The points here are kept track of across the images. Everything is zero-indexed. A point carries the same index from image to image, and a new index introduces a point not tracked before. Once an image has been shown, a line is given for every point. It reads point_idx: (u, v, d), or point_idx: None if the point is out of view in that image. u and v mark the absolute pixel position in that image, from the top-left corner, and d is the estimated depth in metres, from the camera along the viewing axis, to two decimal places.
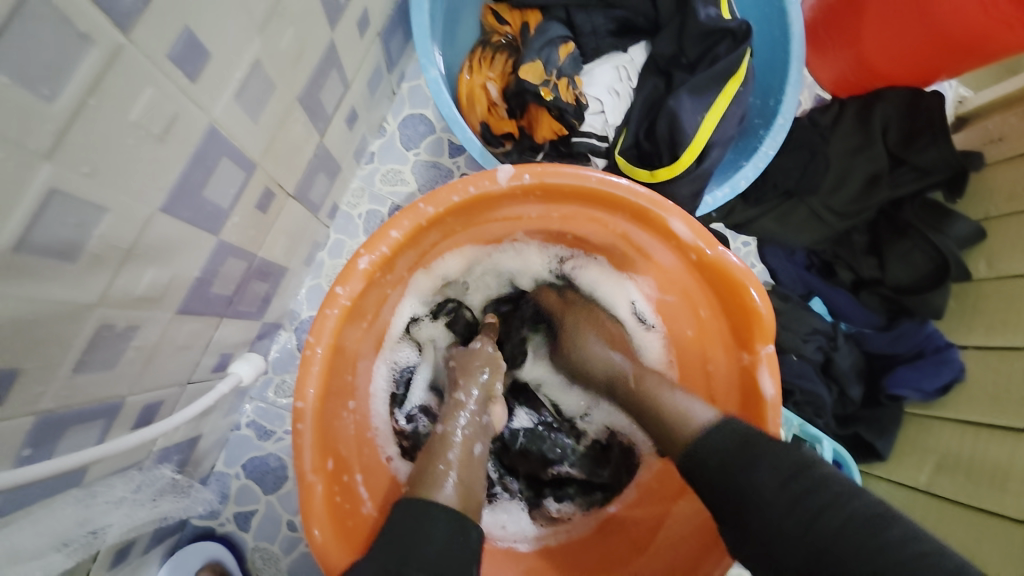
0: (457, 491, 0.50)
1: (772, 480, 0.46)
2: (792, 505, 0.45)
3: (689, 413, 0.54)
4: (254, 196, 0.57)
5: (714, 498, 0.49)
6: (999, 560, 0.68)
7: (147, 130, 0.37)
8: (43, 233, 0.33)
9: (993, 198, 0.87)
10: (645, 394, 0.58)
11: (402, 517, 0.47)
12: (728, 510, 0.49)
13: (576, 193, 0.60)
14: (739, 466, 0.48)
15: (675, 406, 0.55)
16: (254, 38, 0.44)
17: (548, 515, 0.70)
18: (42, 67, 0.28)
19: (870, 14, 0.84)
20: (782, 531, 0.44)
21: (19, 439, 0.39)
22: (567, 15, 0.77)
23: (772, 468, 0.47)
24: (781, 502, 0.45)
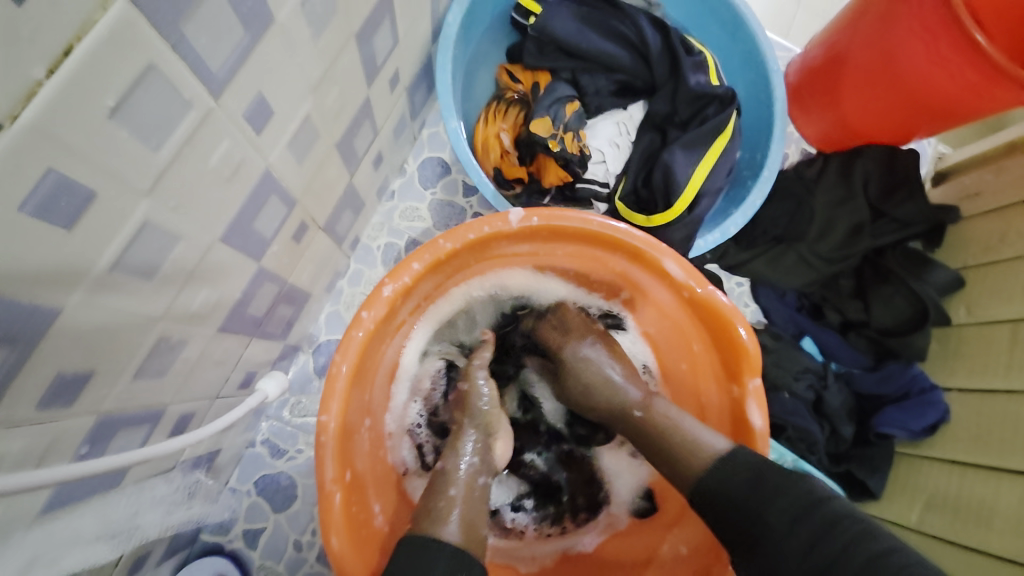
0: (461, 530, 0.53)
1: (780, 519, 0.50)
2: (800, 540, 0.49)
3: (702, 439, 0.59)
4: (292, 229, 0.64)
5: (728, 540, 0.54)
6: None
7: (220, 173, 0.44)
8: (133, 257, 0.39)
9: (969, 248, 0.94)
10: (662, 421, 0.62)
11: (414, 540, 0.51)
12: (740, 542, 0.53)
13: (580, 234, 0.67)
14: (751, 499, 0.52)
15: (689, 430, 0.60)
16: (308, 97, 0.52)
17: (502, 524, 0.74)
18: (155, 125, 0.36)
19: (848, 78, 0.93)
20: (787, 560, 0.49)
21: (79, 437, 0.44)
22: (573, 76, 0.85)
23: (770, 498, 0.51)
24: (791, 535, 0.49)
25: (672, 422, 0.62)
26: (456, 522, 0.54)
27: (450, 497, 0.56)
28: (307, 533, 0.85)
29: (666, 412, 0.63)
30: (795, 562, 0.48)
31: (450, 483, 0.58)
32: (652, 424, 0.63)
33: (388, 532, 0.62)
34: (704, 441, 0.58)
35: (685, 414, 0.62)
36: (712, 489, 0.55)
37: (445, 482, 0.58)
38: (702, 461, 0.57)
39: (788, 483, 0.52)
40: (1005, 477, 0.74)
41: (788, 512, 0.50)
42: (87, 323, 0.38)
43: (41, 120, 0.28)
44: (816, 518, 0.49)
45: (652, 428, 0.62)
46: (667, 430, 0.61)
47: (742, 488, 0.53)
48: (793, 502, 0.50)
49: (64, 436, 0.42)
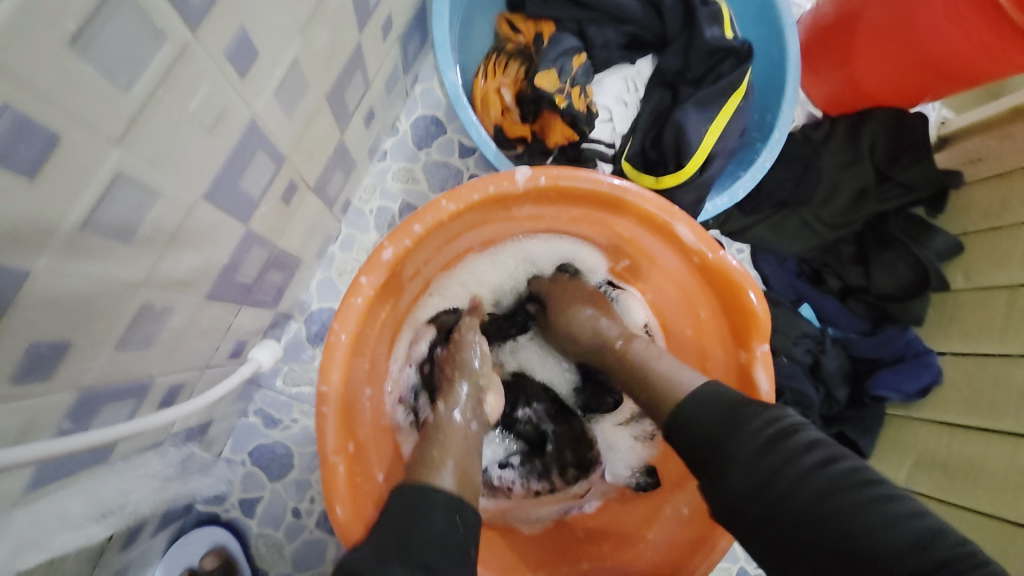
0: (455, 478, 0.53)
1: (749, 447, 0.49)
2: (766, 470, 0.47)
3: (675, 376, 0.58)
4: (281, 188, 0.59)
5: (693, 460, 0.53)
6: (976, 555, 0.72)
7: (201, 121, 0.39)
8: (106, 214, 0.35)
9: (970, 214, 0.93)
10: (635, 359, 0.62)
11: (410, 487, 0.51)
12: (708, 470, 0.52)
13: (588, 196, 0.63)
14: (720, 433, 0.51)
15: (664, 370, 0.59)
16: (296, 39, 0.47)
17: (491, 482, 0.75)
18: (124, 60, 0.31)
19: (862, 35, 0.89)
20: (756, 495, 0.48)
21: (60, 411, 0.41)
22: (579, 28, 0.80)
23: (733, 422, 0.51)
24: (757, 466, 0.48)
25: (647, 359, 0.61)
26: (451, 468, 0.54)
27: (442, 456, 0.55)
28: (305, 501, 0.84)
29: (638, 352, 0.63)
30: (751, 477, 0.48)
31: (448, 437, 0.58)
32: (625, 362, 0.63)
33: None
34: (676, 380, 0.57)
35: (659, 357, 0.61)
36: (681, 422, 0.54)
37: (437, 434, 0.58)
38: (667, 405, 0.56)
39: (746, 408, 0.52)
40: (993, 435, 0.76)
41: (753, 443, 0.49)
42: (58, 289, 0.34)
43: None
44: (785, 448, 0.47)
45: (626, 363, 0.63)
46: (639, 366, 0.61)
47: (709, 422, 0.52)
48: (758, 435, 0.49)
49: (42, 412, 0.39)
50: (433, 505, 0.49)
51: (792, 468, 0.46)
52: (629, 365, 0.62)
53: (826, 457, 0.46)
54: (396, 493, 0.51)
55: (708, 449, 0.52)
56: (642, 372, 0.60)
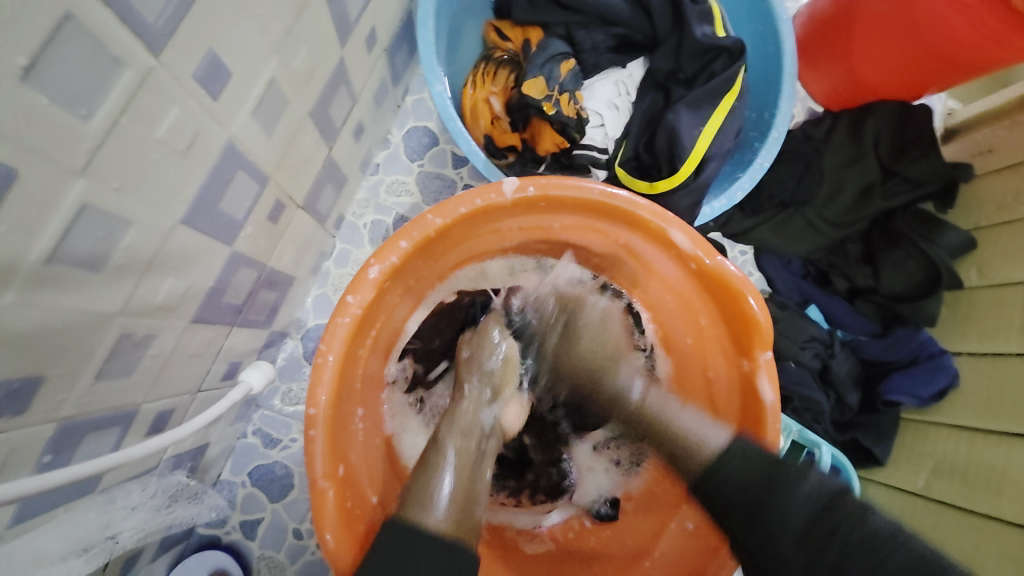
0: (450, 513, 0.51)
1: (799, 518, 0.47)
2: (818, 542, 0.47)
3: (701, 436, 0.55)
4: (266, 208, 0.58)
5: (732, 522, 0.51)
6: (998, 569, 0.69)
7: (172, 147, 0.38)
8: (72, 245, 0.34)
9: (982, 208, 0.90)
10: (655, 411, 0.59)
11: (400, 523, 0.48)
12: (744, 532, 0.50)
13: (579, 205, 0.62)
14: (762, 501, 0.49)
15: (686, 426, 0.56)
16: (271, 57, 0.46)
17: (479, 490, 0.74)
18: (80, 89, 0.30)
19: (861, 27, 0.87)
20: (808, 567, 0.46)
21: (39, 446, 0.40)
22: (567, 32, 0.78)
23: (774, 481, 0.49)
24: (807, 537, 0.47)
25: (666, 412, 0.59)
26: (446, 503, 0.51)
27: (443, 474, 0.53)
28: (306, 522, 0.83)
29: (659, 404, 0.60)
30: (792, 544, 0.47)
31: (442, 451, 0.56)
32: (643, 416, 0.60)
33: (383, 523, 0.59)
34: (703, 440, 0.54)
35: (681, 408, 0.58)
36: (714, 478, 0.52)
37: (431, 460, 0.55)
38: (704, 454, 0.54)
39: (785, 466, 0.50)
40: (1017, 441, 0.72)
41: (805, 506, 0.48)
42: (26, 323, 0.34)
43: None
44: (837, 516, 0.47)
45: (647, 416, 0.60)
46: (662, 420, 0.58)
47: (747, 484, 0.50)
48: (809, 499, 0.48)
49: (19, 447, 0.38)
50: (430, 562, 0.46)
51: (850, 532, 0.46)
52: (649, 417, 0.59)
53: (882, 526, 0.46)
54: (388, 527, 0.48)
55: (757, 493, 0.49)
56: (665, 426, 0.57)
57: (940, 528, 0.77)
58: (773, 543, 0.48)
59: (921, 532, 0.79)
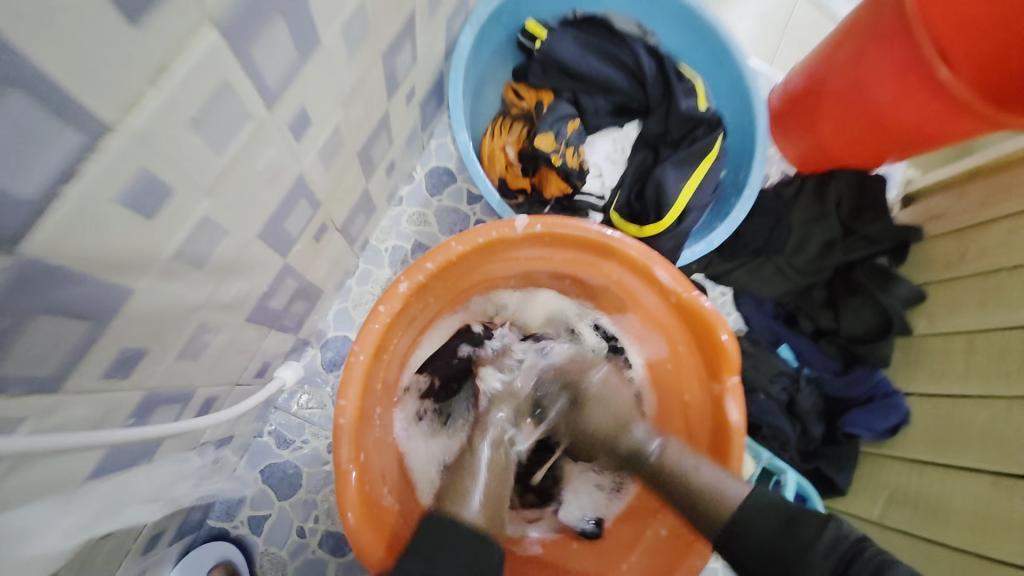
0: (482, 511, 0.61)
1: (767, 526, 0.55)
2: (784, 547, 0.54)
3: (722, 487, 0.60)
4: (314, 229, 0.69)
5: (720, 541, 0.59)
6: None
7: (264, 175, 0.49)
8: (191, 247, 0.44)
9: (932, 265, 1.02)
10: (673, 469, 0.64)
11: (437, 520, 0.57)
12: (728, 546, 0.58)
13: (578, 241, 0.73)
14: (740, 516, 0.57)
15: (707, 481, 0.61)
16: (338, 109, 0.58)
17: None
18: (223, 135, 0.41)
19: (826, 103, 1.01)
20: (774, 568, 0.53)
21: (127, 410, 0.48)
22: (573, 96, 0.92)
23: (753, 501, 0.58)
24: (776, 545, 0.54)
25: (684, 468, 0.63)
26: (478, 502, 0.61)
27: (474, 480, 0.64)
28: (310, 521, 0.89)
29: (673, 456, 0.65)
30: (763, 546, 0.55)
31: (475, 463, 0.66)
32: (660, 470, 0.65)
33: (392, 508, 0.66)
34: (721, 491, 0.59)
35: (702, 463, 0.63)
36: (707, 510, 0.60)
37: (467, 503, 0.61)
38: (721, 510, 0.58)
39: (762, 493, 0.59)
40: (960, 473, 0.81)
41: (769, 520, 0.56)
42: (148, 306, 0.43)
43: (141, 128, 0.32)
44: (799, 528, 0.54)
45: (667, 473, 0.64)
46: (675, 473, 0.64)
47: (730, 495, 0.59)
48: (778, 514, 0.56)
49: (116, 407, 0.46)
50: (455, 543, 0.54)
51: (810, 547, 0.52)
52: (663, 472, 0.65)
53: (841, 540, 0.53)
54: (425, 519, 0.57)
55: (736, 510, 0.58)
56: (677, 479, 0.63)
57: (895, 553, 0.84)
58: (748, 546, 0.56)
59: None
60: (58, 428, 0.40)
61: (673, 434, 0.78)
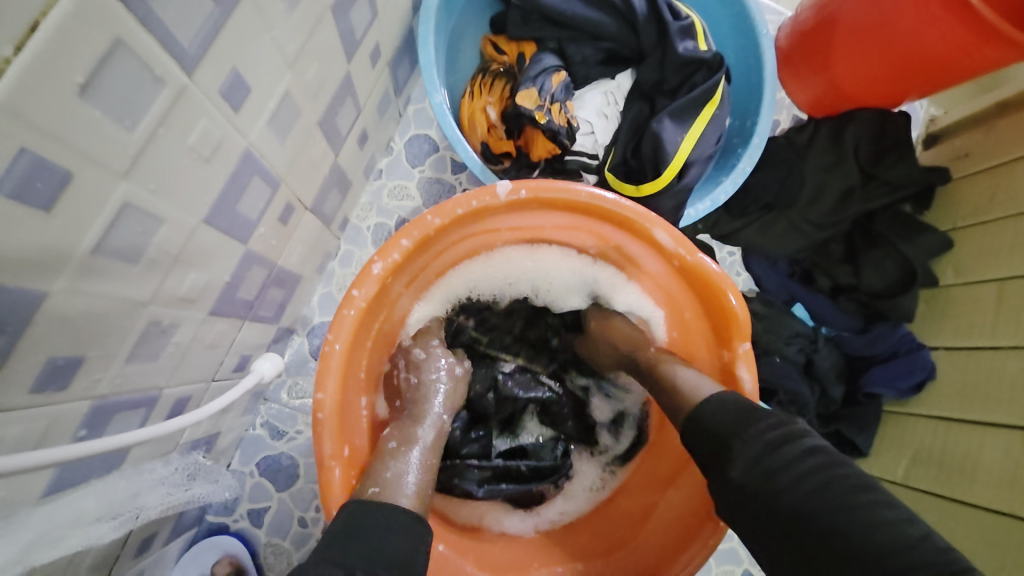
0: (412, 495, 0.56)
1: (754, 450, 0.50)
2: (767, 472, 0.48)
3: (700, 386, 0.58)
4: (278, 209, 0.63)
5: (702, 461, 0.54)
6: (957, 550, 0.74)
7: (199, 153, 0.43)
8: (114, 240, 0.39)
9: (960, 209, 0.93)
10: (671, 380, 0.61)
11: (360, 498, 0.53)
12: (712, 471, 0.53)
13: (567, 205, 0.67)
14: (728, 433, 0.52)
15: (690, 381, 0.59)
16: (286, 72, 0.51)
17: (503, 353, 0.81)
18: (126, 104, 0.35)
19: (840, 39, 0.90)
20: (749, 492, 0.49)
21: (75, 420, 0.44)
22: (559, 46, 0.84)
23: (746, 414, 0.52)
24: (758, 468, 0.49)
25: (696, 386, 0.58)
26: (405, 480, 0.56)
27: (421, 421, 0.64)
28: (311, 510, 0.87)
29: (687, 377, 0.60)
30: (794, 497, 0.46)
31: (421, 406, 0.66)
32: (659, 375, 0.63)
33: None
34: (698, 392, 0.58)
35: (686, 367, 0.62)
36: (721, 435, 0.53)
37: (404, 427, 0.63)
38: (694, 400, 0.57)
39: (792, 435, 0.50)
40: (990, 429, 0.76)
41: (756, 447, 0.50)
42: (72, 308, 0.38)
43: (9, 101, 0.28)
44: (787, 449, 0.49)
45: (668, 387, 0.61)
46: (668, 381, 0.61)
47: (725, 419, 0.53)
48: (765, 436, 0.50)
49: (59, 419, 0.43)
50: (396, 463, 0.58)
51: (793, 470, 0.47)
52: (659, 377, 0.62)
53: (821, 464, 0.47)
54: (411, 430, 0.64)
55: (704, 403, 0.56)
56: (671, 386, 0.60)
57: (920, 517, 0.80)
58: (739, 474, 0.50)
59: None
60: None
61: None
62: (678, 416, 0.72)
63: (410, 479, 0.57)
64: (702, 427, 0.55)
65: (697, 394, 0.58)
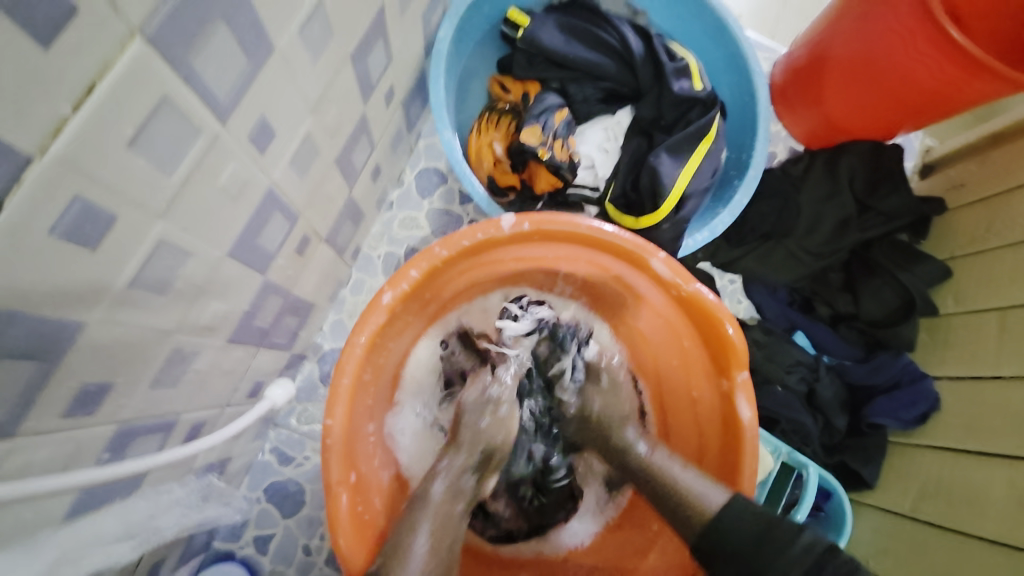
0: (424, 569, 0.53)
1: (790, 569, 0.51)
2: None
3: (703, 493, 0.57)
4: (295, 241, 0.66)
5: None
6: None
7: (227, 192, 0.47)
8: (147, 273, 0.42)
9: (957, 239, 0.95)
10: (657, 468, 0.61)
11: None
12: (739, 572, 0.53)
13: (569, 237, 0.69)
14: (761, 553, 0.52)
15: (686, 482, 0.59)
16: (307, 116, 0.55)
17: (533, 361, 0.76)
18: (168, 152, 0.38)
19: (832, 74, 0.93)
20: None
21: (100, 444, 0.47)
22: (561, 86, 0.88)
23: (774, 535, 0.52)
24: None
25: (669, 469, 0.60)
26: (419, 557, 0.54)
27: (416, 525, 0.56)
28: (316, 537, 0.87)
29: (662, 463, 0.61)
30: None
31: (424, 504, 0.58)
32: (645, 471, 0.62)
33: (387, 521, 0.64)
34: (703, 499, 0.57)
35: (681, 468, 0.60)
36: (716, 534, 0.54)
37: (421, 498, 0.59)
38: (704, 515, 0.56)
39: (782, 526, 0.53)
40: (996, 460, 0.76)
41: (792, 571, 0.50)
42: (107, 337, 0.41)
43: (68, 152, 0.31)
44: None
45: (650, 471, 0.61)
46: (662, 479, 0.60)
47: (749, 538, 0.53)
48: (803, 557, 0.51)
49: (85, 441, 0.45)
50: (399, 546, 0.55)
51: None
52: (650, 475, 0.61)
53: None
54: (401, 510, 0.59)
55: (715, 518, 0.55)
56: (666, 484, 0.59)
57: (925, 548, 0.80)
58: None
59: (908, 553, 0.82)
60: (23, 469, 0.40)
61: (685, 434, 0.73)
62: (683, 440, 0.73)
63: (419, 543, 0.55)
64: (726, 542, 0.54)
65: (706, 502, 0.56)
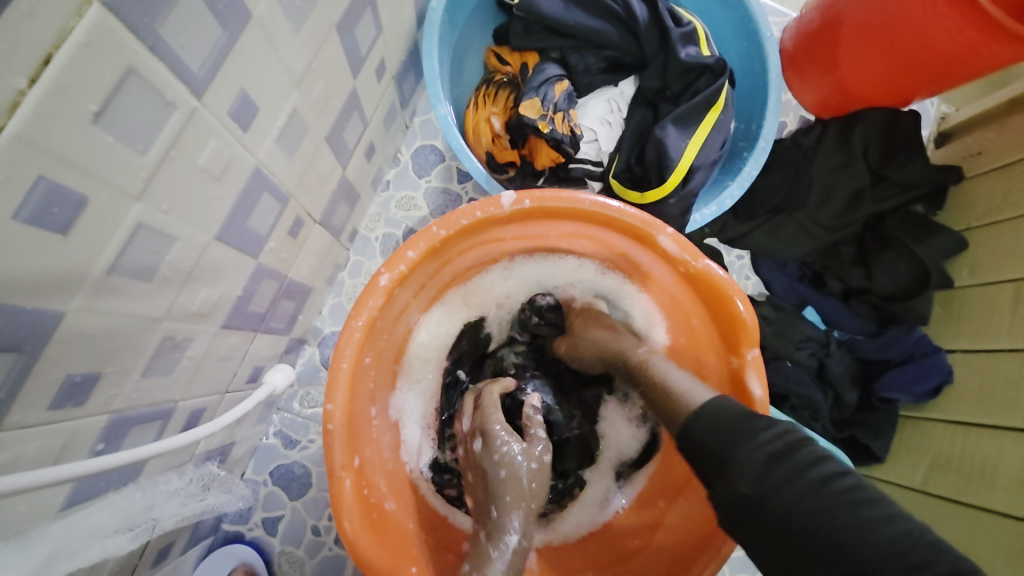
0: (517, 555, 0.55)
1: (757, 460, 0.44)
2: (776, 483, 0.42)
3: (688, 394, 0.54)
4: (288, 223, 0.64)
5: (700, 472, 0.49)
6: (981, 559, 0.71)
7: (209, 173, 0.44)
8: (128, 259, 0.40)
9: (973, 209, 0.92)
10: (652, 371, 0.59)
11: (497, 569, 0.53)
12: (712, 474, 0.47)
13: (572, 214, 0.67)
14: (727, 447, 0.46)
15: (678, 383, 0.56)
16: (292, 91, 0.52)
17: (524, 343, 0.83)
18: (139, 129, 0.36)
19: (845, 41, 0.89)
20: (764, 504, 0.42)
21: (93, 435, 0.46)
22: (561, 56, 0.85)
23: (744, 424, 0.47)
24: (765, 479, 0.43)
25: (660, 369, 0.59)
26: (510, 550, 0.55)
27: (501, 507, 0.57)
28: (324, 519, 0.87)
29: (658, 365, 0.59)
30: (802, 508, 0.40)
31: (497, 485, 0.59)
32: (643, 371, 0.60)
33: (391, 505, 0.64)
34: (689, 395, 0.54)
35: (676, 370, 0.58)
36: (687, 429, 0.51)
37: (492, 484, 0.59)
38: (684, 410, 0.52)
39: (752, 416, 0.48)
40: (1009, 434, 0.74)
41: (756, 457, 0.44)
42: (90, 326, 0.40)
43: (26, 131, 0.29)
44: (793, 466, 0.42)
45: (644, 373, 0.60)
46: (657, 379, 0.58)
47: (717, 430, 0.48)
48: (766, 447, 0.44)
49: (77, 433, 0.44)
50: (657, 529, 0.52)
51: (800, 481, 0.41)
52: (646, 374, 0.59)
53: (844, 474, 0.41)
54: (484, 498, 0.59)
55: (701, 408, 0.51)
56: (659, 383, 0.57)
57: (936, 521, 0.79)
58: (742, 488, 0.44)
59: None
60: (13, 463, 0.39)
61: None
62: None
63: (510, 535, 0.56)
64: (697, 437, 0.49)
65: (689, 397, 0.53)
